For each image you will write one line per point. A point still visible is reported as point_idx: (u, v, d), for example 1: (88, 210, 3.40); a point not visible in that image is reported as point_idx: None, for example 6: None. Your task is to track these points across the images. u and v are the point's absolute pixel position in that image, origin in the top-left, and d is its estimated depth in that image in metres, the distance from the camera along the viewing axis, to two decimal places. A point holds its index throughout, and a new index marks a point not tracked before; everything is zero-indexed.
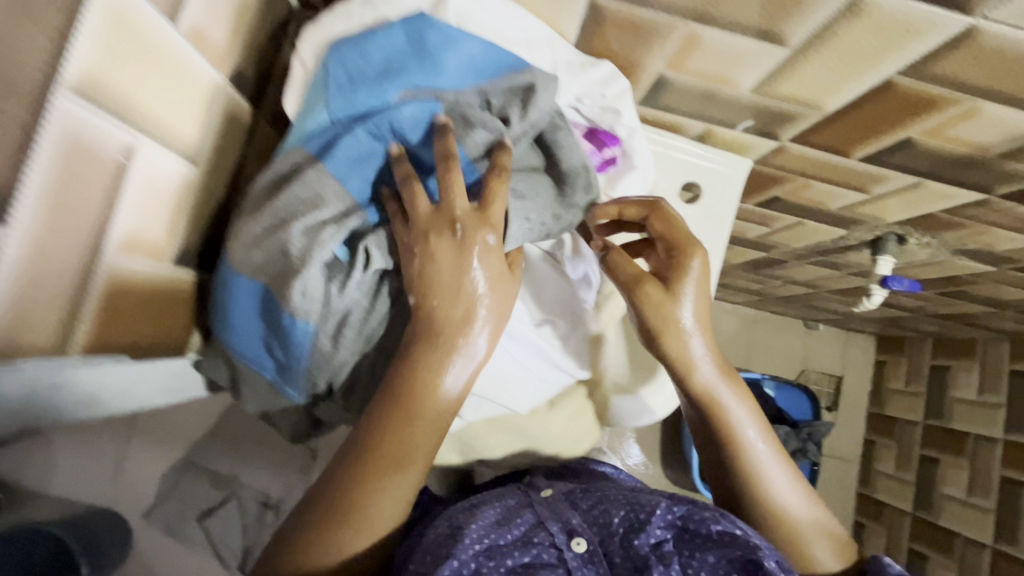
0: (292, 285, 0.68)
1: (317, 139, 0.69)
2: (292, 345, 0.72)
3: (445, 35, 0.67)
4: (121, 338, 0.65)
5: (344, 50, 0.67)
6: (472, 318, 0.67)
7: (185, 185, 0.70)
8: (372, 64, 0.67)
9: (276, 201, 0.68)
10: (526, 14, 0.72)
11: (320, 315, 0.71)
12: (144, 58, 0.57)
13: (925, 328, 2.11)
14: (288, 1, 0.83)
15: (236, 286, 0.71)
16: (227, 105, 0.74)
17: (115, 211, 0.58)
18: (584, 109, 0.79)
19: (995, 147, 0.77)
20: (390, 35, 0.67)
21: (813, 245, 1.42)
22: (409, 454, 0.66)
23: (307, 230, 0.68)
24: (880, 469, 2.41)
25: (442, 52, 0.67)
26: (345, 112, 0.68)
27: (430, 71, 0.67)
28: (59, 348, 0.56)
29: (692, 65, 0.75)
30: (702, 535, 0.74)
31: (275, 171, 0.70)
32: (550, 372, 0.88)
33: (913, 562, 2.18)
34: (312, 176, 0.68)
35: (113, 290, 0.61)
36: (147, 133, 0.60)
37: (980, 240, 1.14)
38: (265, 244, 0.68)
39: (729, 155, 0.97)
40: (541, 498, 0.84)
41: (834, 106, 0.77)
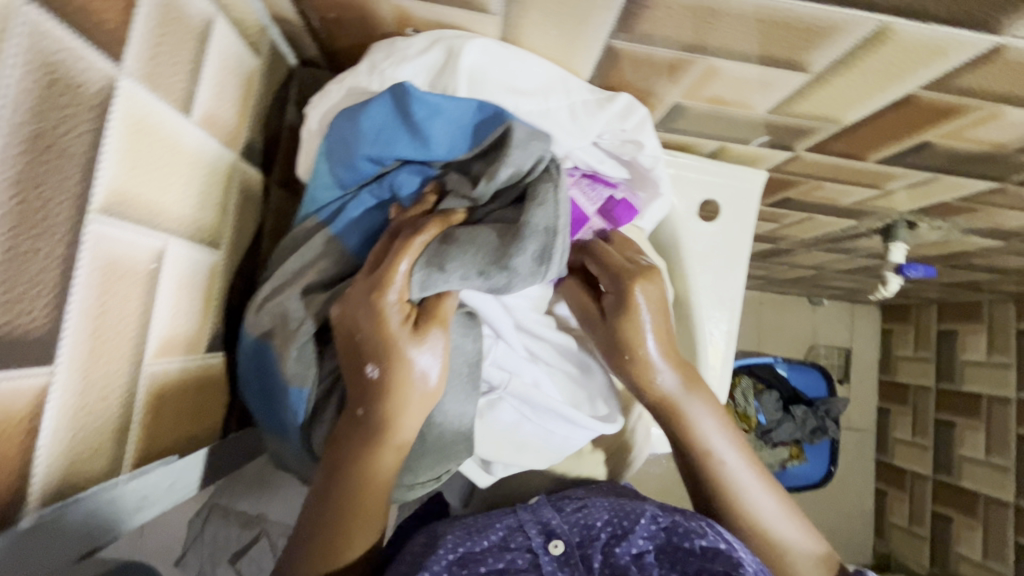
0: (287, 352, 0.69)
1: (326, 209, 0.72)
2: (293, 418, 0.73)
3: (430, 106, 0.65)
4: (166, 441, 0.63)
5: (340, 124, 0.68)
6: (413, 374, 0.65)
7: (211, 271, 0.68)
8: (363, 137, 0.66)
9: (284, 265, 0.71)
10: (538, 60, 0.69)
11: (315, 381, 0.71)
12: (165, 158, 0.55)
13: (931, 296, 2.14)
14: (288, 61, 0.81)
15: (244, 350, 0.74)
16: (241, 181, 0.72)
17: (153, 318, 0.56)
18: (605, 143, 0.78)
19: (1013, 143, 0.78)
20: (379, 107, 0.66)
21: (821, 236, 1.42)
22: (370, 497, 0.68)
23: (301, 297, 0.69)
24: (896, 436, 2.43)
25: (428, 121, 0.65)
26: (353, 180, 0.70)
27: (420, 142, 0.66)
28: (112, 468, 0.54)
29: (709, 93, 0.74)
30: (686, 548, 0.70)
31: (293, 238, 0.74)
32: (575, 431, 0.84)
33: (937, 526, 2.20)
34: (319, 242, 0.71)
35: (157, 396, 0.59)
36: (174, 232, 0.58)
37: (991, 220, 1.15)
38: (265, 310, 0.71)
39: (744, 168, 0.96)
40: (529, 506, 0.83)
41: (853, 118, 0.76)
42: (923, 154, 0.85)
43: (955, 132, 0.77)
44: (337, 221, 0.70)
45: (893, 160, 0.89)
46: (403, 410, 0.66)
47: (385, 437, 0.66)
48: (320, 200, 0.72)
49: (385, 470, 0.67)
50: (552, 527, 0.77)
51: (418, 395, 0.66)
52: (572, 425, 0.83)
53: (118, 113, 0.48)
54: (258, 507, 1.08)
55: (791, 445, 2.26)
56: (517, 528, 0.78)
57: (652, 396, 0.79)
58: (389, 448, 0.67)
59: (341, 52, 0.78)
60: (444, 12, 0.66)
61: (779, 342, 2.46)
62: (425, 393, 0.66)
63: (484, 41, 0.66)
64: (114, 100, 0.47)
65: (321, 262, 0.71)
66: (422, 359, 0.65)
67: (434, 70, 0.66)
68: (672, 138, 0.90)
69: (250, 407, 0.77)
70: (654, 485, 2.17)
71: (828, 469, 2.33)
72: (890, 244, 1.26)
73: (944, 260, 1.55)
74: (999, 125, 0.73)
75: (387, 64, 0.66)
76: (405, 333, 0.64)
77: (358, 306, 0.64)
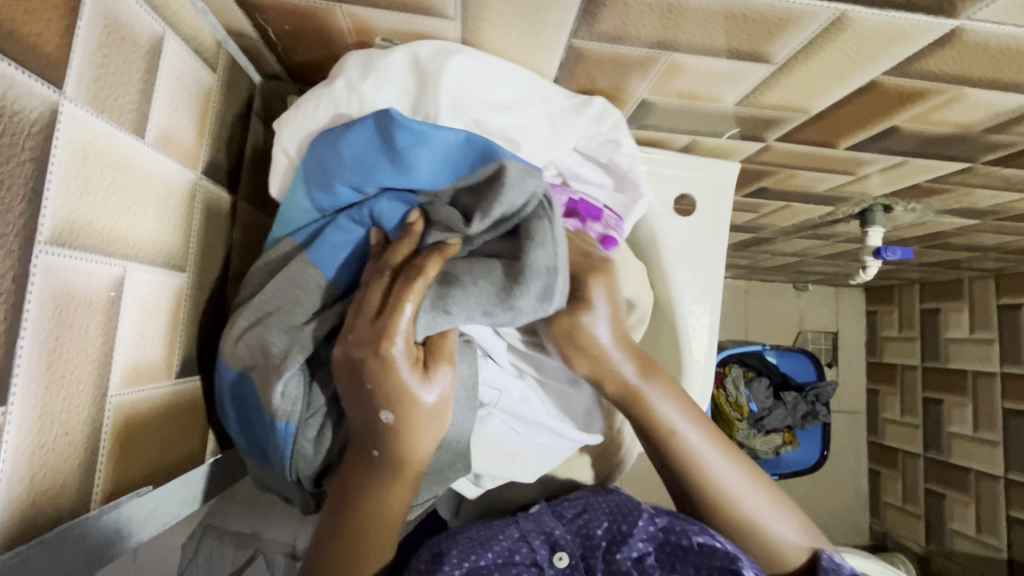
0: (271, 386, 0.68)
1: (304, 231, 0.70)
2: (277, 448, 0.72)
3: (415, 134, 0.61)
4: (140, 471, 0.61)
5: (321, 147, 0.66)
6: (425, 412, 0.66)
7: (179, 295, 0.66)
8: (344, 163, 0.64)
9: (258, 297, 0.69)
10: (516, 72, 0.69)
11: (302, 415, 0.70)
12: (120, 183, 0.53)
13: (912, 276, 2.17)
14: (250, 76, 0.79)
15: (229, 380, 0.73)
16: (206, 200, 0.70)
17: (116, 347, 0.55)
18: (583, 146, 0.77)
19: (978, 124, 0.79)
20: (361, 133, 0.63)
21: (800, 223, 1.43)
22: (381, 528, 0.69)
23: (286, 331, 0.67)
24: (886, 416, 2.45)
25: (411, 151, 0.61)
26: (330, 205, 0.67)
27: (402, 170, 0.63)
28: (81, 504, 0.52)
29: (676, 88, 0.74)
30: (683, 544, 0.74)
31: (268, 262, 0.72)
32: (562, 442, 0.85)
33: (930, 502, 2.23)
34: (296, 267, 0.68)
35: (126, 428, 0.57)
36: (134, 257, 0.56)
37: (964, 200, 1.16)
38: (247, 341, 0.69)
39: (717, 162, 0.96)
40: (530, 513, 0.85)
41: (820, 107, 0.77)
42: (893, 139, 0.86)
43: (921, 116, 0.77)
44: (315, 246, 0.68)
45: (863, 146, 0.89)
46: (416, 445, 0.67)
47: (400, 471, 0.68)
48: (299, 221, 0.70)
49: (398, 501, 0.69)
50: (556, 537, 0.79)
51: (431, 430, 0.67)
52: (558, 435, 0.84)
53: (63, 140, 0.46)
54: (257, 526, 1.07)
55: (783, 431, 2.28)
56: (521, 538, 0.80)
57: (611, 388, 0.75)
58: (402, 481, 0.68)
59: (303, 64, 0.76)
60: (402, 19, 0.65)
61: (767, 330, 2.47)
62: (438, 427, 0.67)
63: (460, 57, 0.65)
64: (58, 126, 0.46)
65: (300, 292, 0.68)
66: (435, 400, 0.65)
67: (412, 92, 0.65)
68: (644, 134, 0.90)
69: (231, 434, 0.76)
70: (650, 479, 2.17)
71: (821, 452, 2.35)
72: (868, 228, 1.27)
73: (922, 241, 1.56)
74: (963, 107, 0.74)
75: (365, 86, 0.64)
76: (415, 375, 0.64)
77: (365, 351, 0.63)
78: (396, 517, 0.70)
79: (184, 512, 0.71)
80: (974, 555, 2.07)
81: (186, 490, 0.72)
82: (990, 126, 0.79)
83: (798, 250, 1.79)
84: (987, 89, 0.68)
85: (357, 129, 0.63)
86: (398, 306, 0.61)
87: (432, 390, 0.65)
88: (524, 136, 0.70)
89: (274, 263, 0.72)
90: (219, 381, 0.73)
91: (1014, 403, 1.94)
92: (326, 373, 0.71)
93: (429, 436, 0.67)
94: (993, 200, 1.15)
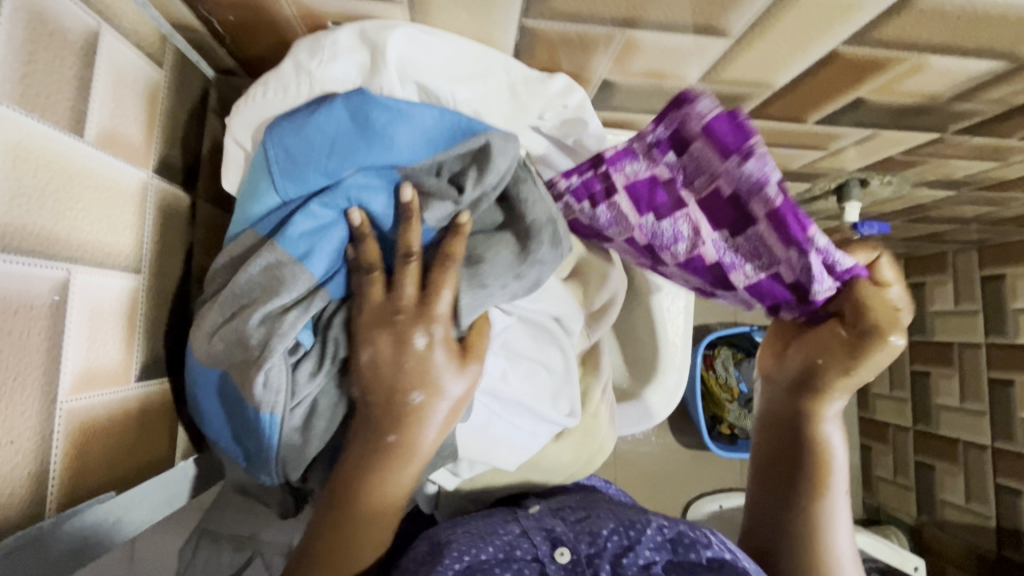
0: (252, 377, 0.66)
1: (267, 221, 0.68)
2: (260, 441, 0.71)
3: (392, 111, 0.63)
4: (100, 478, 0.60)
5: (286, 132, 0.64)
6: (444, 397, 0.67)
7: (135, 296, 0.65)
8: (316, 146, 0.63)
9: (232, 288, 0.66)
10: (467, 47, 0.66)
11: (287, 405, 0.68)
12: (57, 183, 0.52)
13: (897, 251, 2.17)
14: (203, 71, 0.77)
15: (203, 376, 0.71)
16: (160, 199, 0.69)
17: (64, 352, 0.53)
18: (547, 125, 0.75)
19: (944, 93, 0.78)
20: (332, 113, 0.63)
21: None
22: (360, 537, 0.67)
23: (266, 319, 0.65)
24: (876, 392, 2.44)
25: (391, 126, 0.63)
26: (297, 192, 0.66)
27: (382, 146, 0.64)
28: (33, 513, 0.51)
29: (635, 67, 0.73)
30: (692, 559, 0.77)
31: (232, 256, 0.69)
32: (541, 424, 0.85)
33: (921, 474, 2.25)
34: (268, 256, 0.65)
35: (82, 433, 0.56)
36: (80, 260, 0.55)
37: (939, 171, 1.16)
38: (222, 335, 0.67)
39: None
40: (530, 513, 0.85)
41: (783, 81, 0.76)
42: (861, 112, 0.85)
43: (887, 87, 0.76)
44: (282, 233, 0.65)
45: (832, 119, 0.88)
46: (425, 432, 0.67)
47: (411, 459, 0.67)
48: (261, 214, 0.68)
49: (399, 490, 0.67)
50: (557, 535, 0.79)
51: (444, 414, 0.68)
52: (536, 418, 0.85)
53: None
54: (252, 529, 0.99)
55: None
56: (520, 535, 0.79)
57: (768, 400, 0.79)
58: (407, 469, 0.67)
59: (256, 56, 0.74)
60: (349, 4, 0.63)
61: None
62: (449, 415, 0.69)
63: (409, 31, 0.63)
64: None
65: (277, 284, 0.65)
66: (451, 380, 0.68)
67: (365, 69, 0.63)
68: (611, 116, 0.88)
69: (207, 429, 0.75)
70: (643, 463, 2.17)
71: None
72: (846, 204, 1.27)
73: (902, 215, 1.56)
74: (928, 75, 0.73)
75: (314, 65, 0.63)
76: (440, 356, 0.67)
77: (379, 332, 0.66)
78: (393, 507, 0.68)
79: (155, 518, 0.70)
80: (964, 524, 2.09)
81: (156, 494, 0.70)
82: (956, 94, 0.79)
83: None
84: (948, 56, 0.68)
85: (330, 110, 0.63)
86: (402, 280, 0.65)
87: (450, 380, 0.67)
88: (483, 107, 0.69)
89: (239, 253, 0.69)
90: (195, 378, 0.71)
91: (1000, 373, 1.95)
92: (312, 361, 0.69)
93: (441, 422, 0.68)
94: (968, 171, 1.15)
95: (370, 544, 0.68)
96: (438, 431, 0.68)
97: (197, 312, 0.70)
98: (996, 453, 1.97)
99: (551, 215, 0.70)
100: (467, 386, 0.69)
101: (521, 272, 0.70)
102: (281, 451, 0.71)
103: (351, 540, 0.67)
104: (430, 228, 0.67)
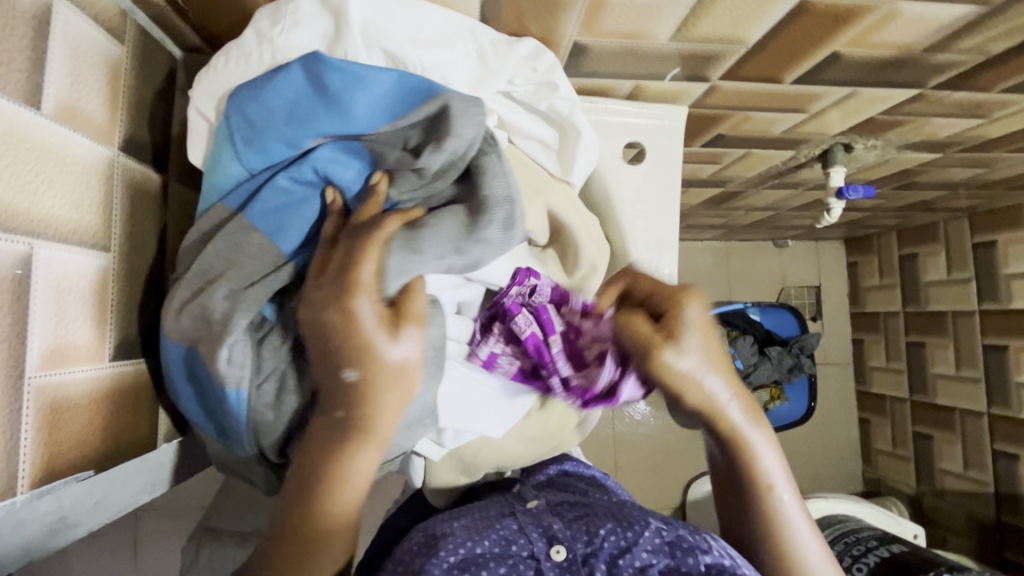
0: (216, 351, 0.64)
1: (235, 194, 0.66)
2: (231, 418, 0.69)
3: (348, 75, 0.61)
4: (74, 458, 0.59)
5: (243, 97, 0.62)
6: (385, 372, 0.61)
7: (104, 275, 0.64)
8: (275, 113, 0.62)
9: (198, 263, 0.66)
10: (433, 12, 0.65)
11: (252, 381, 0.66)
12: (12, 155, 0.51)
13: (888, 222, 2.17)
14: (169, 49, 0.76)
15: (176, 352, 0.69)
16: (128, 178, 0.68)
17: (29, 328, 0.53)
18: (518, 90, 0.74)
19: (919, 43, 0.77)
20: (288, 79, 0.61)
21: (765, 171, 1.41)
22: (318, 534, 0.64)
23: (229, 294, 0.64)
24: (872, 365, 2.44)
25: (347, 92, 0.61)
26: (260, 162, 0.65)
27: (338, 113, 0.62)
28: (5, 489, 0.50)
29: (605, 26, 0.72)
30: (689, 565, 0.74)
31: (200, 232, 0.68)
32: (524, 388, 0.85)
33: (919, 445, 2.25)
34: (233, 228, 0.65)
35: (53, 412, 0.55)
36: (42, 235, 0.54)
37: (923, 131, 1.15)
38: (188, 310, 0.65)
39: (665, 106, 0.94)
40: (530, 509, 0.85)
41: (756, 36, 0.75)
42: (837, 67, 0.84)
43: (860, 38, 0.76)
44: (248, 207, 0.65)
45: (809, 78, 0.88)
46: (381, 414, 0.63)
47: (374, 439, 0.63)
48: (228, 186, 0.67)
49: (363, 471, 0.64)
50: (555, 533, 0.78)
51: (394, 394, 0.62)
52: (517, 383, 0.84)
53: None
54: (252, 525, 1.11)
55: (770, 386, 2.28)
56: (523, 527, 0.79)
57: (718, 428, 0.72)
58: (370, 447, 0.64)
59: (221, 30, 0.74)
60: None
61: (749, 289, 2.46)
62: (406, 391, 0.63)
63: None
64: None
65: (243, 256, 0.65)
66: (402, 353, 0.62)
67: (328, 35, 0.62)
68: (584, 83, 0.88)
69: (183, 406, 0.73)
70: (641, 444, 2.18)
71: (810, 405, 2.36)
72: (830, 170, 1.26)
73: (889, 182, 1.56)
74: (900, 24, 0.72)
75: (276, 32, 0.61)
76: (381, 339, 0.60)
77: (327, 311, 0.60)
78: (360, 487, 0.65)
79: (133, 502, 0.69)
80: (963, 492, 2.10)
81: (133, 475, 0.69)
82: (931, 44, 0.78)
83: (770, 203, 1.77)
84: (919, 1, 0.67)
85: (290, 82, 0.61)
86: (358, 258, 0.60)
87: (401, 355, 0.62)
88: (451, 72, 0.66)
89: (207, 229, 0.68)
90: (167, 356, 0.70)
91: (994, 338, 1.95)
92: (279, 334, 0.67)
93: (396, 401, 0.63)
94: (952, 129, 1.14)
95: (342, 528, 0.66)
96: (394, 410, 0.63)
97: (172, 288, 0.69)
98: (992, 419, 1.97)
99: (508, 191, 0.65)
100: (415, 356, 0.63)
101: (460, 246, 0.64)
102: (251, 427, 0.69)
103: (321, 525, 0.64)
104: (390, 204, 0.66)
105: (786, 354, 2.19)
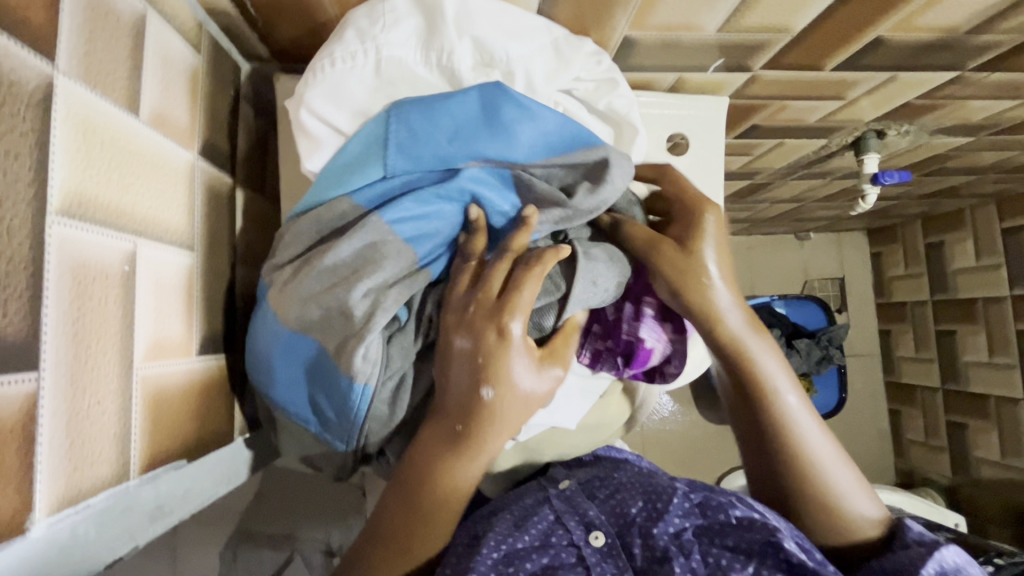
0: (352, 348, 0.65)
1: (369, 192, 0.68)
2: (347, 412, 0.70)
3: (521, 108, 0.66)
4: (171, 445, 0.62)
5: (411, 112, 0.66)
6: (512, 394, 0.67)
7: (188, 273, 0.67)
8: (441, 130, 0.66)
9: (324, 262, 0.66)
10: (521, 12, 0.70)
11: (379, 378, 0.68)
12: (120, 162, 0.54)
13: (914, 211, 2.16)
14: (234, 60, 0.80)
15: (283, 340, 0.69)
16: (206, 181, 0.71)
17: (134, 322, 0.56)
18: (578, 88, 0.76)
19: (962, 26, 0.79)
20: (464, 101, 0.66)
21: (796, 161, 1.43)
22: (414, 544, 0.67)
23: (370, 292, 0.66)
24: (901, 355, 2.42)
25: (517, 122, 0.66)
26: (405, 169, 0.67)
27: (503, 139, 0.66)
28: (118, 472, 0.53)
29: (654, 19, 0.74)
30: (722, 520, 0.73)
31: (321, 221, 0.68)
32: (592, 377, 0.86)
33: (954, 435, 2.22)
34: (371, 226, 0.66)
35: (154, 400, 0.58)
36: (143, 234, 0.57)
37: (957, 115, 1.16)
38: (320, 301, 0.66)
39: (700, 97, 0.96)
40: (561, 491, 0.82)
41: (802, 24, 0.77)
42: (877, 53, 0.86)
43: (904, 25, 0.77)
44: (385, 210, 0.66)
45: (848, 64, 0.89)
46: (492, 435, 0.67)
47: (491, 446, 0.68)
48: (360, 184, 0.67)
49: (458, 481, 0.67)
50: (589, 519, 0.76)
51: (517, 415, 0.68)
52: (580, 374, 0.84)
53: (61, 112, 0.47)
54: (292, 526, 1.07)
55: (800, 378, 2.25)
56: (556, 515, 0.77)
57: (719, 340, 0.77)
58: (476, 460, 0.67)
59: (286, 39, 0.77)
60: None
61: (772, 282, 2.45)
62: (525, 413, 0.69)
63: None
64: (53, 100, 0.46)
65: (379, 256, 0.66)
66: (533, 373, 0.69)
67: (423, 32, 0.67)
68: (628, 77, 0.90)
69: (275, 394, 0.73)
70: (669, 440, 2.17)
71: (840, 397, 2.35)
72: (863, 156, 1.26)
73: (918, 169, 1.56)
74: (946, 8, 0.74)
75: (376, 30, 0.66)
76: (525, 367, 0.68)
77: (488, 330, 0.66)
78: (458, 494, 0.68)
79: (214, 493, 0.71)
80: (1003, 481, 2.06)
81: (216, 464, 0.72)
82: (973, 27, 0.79)
83: (797, 194, 1.78)
84: None
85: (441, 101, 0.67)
86: (515, 287, 0.66)
87: (523, 380, 0.68)
88: (533, 65, 0.70)
89: (330, 221, 0.68)
90: (269, 347, 0.70)
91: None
92: (402, 335, 0.70)
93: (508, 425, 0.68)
94: (986, 112, 1.15)
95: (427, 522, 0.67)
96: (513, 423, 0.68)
97: (280, 279, 0.69)
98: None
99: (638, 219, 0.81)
100: (541, 391, 0.70)
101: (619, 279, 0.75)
102: (368, 421, 0.71)
103: (419, 524, 0.67)
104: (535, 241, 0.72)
105: (816, 345, 2.14)
